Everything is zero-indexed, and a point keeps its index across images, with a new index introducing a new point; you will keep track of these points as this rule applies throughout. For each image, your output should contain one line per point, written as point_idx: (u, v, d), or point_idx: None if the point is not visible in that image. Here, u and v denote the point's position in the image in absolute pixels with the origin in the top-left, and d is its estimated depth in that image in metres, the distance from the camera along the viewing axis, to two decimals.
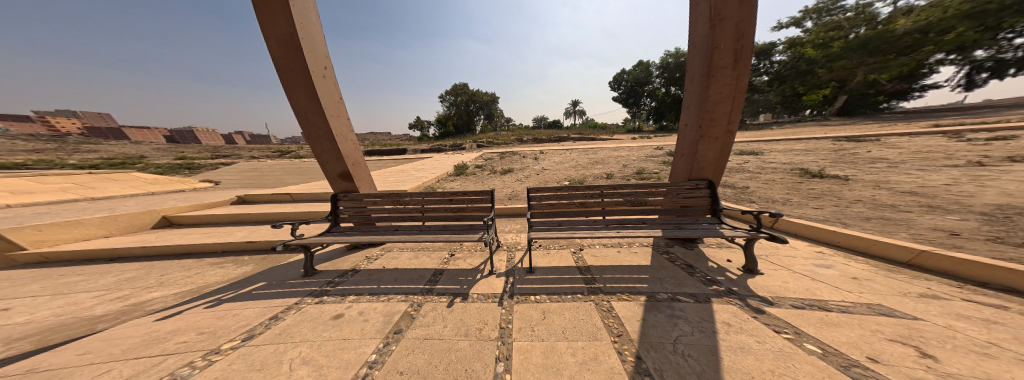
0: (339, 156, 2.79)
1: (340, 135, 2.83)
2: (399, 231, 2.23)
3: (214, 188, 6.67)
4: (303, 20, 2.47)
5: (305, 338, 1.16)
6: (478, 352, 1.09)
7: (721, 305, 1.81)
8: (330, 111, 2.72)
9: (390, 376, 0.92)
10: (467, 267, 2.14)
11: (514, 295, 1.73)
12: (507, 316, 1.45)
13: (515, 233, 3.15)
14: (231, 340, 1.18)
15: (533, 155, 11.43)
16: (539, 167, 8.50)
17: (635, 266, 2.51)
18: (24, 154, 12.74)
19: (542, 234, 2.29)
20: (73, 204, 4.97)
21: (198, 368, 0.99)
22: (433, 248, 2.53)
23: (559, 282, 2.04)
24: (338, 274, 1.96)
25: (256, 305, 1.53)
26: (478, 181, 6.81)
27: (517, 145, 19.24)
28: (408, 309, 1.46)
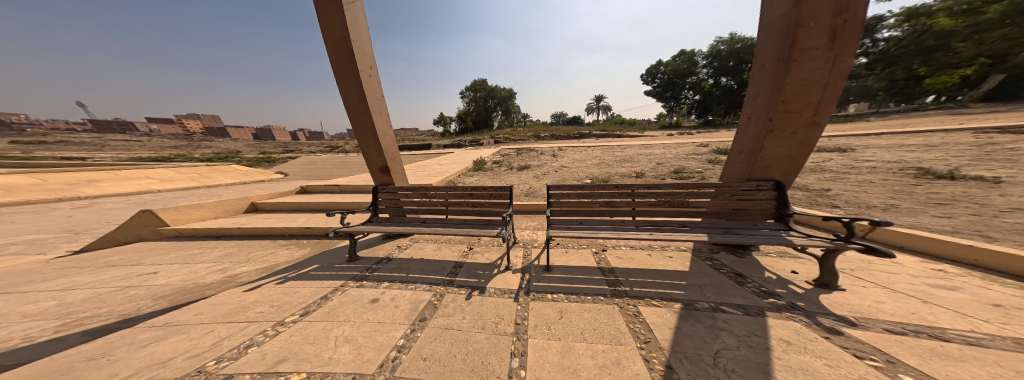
0: (379, 152, 3.08)
1: (381, 131, 3.10)
2: (425, 224, 2.41)
3: (284, 179, 8.04)
4: (355, 25, 2.72)
5: (344, 319, 1.36)
6: (493, 345, 1.14)
7: (778, 320, 1.55)
8: (374, 108, 2.99)
9: (415, 361, 1.02)
10: (484, 261, 2.22)
11: (529, 292, 1.74)
12: (523, 312, 1.48)
13: (531, 231, 3.14)
14: (294, 315, 1.45)
15: (552, 152, 11.09)
16: (557, 164, 8.21)
17: (668, 272, 2.29)
18: (169, 150, 17.19)
19: (562, 233, 2.24)
20: (195, 191, 6.52)
21: (270, 336, 1.24)
22: (454, 240, 2.69)
23: (578, 282, 1.98)
24: (375, 261, 2.22)
25: (310, 286, 1.82)
26: (496, 177, 6.89)
27: (539, 142, 18.80)
28: (432, 299, 1.58)
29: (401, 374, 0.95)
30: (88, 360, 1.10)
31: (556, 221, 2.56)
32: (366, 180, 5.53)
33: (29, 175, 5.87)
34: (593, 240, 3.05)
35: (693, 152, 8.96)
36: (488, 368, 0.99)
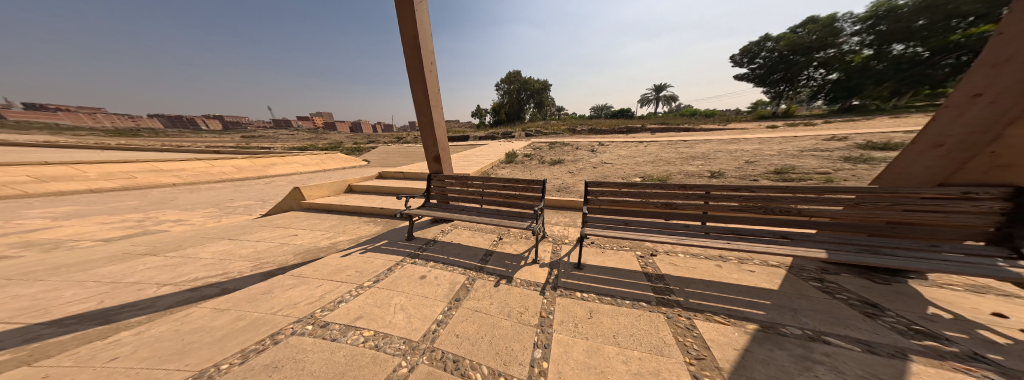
0: (434, 143, 3.44)
1: (437, 123, 3.42)
2: (465, 212, 2.69)
3: (367, 166, 10.09)
4: (424, 28, 3.00)
5: (400, 290, 1.70)
6: (517, 332, 1.24)
7: (941, 371, 1.04)
8: (433, 102, 3.31)
9: (450, 335, 1.21)
10: (511, 252, 2.33)
11: (555, 287, 1.76)
12: (549, 306, 1.51)
13: (561, 228, 3.04)
14: (369, 280, 1.89)
15: (590, 147, 10.35)
16: (598, 161, 7.59)
17: (742, 288, 1.85)
18: (302, 141, 23.67)
19: (598, 232, 2.10)
20: (315, 174, 8.92)
21: (355, 295, 1.67)
22: (488, 230, 2.90)
23: (613, 285, 1.85)
24: (425, 242, 2.60)
25: (381, 256, 2.31)
26: (531, 170, 6.88)
27: (580, 135, 17.64)
28: (465, 282, 1.78)
29: (438, 346, 1.15)
30: (263, 294, 1.74)
31: (590, 218, 2.38)
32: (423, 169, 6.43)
33: (246, 159, 9.26)
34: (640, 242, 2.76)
35: (792, 149, 6.78)
36: (512, 354, 1.08)
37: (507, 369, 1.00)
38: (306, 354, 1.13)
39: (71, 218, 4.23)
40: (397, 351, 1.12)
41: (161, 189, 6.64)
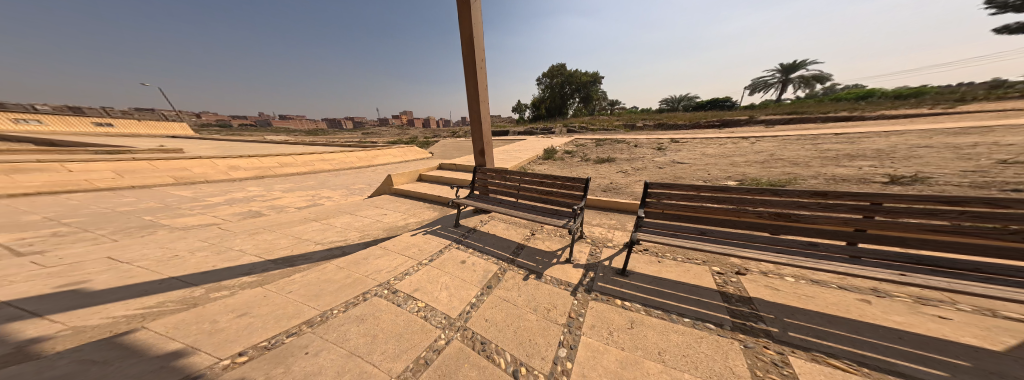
0: (481, 137, 3.65)
1: (483, 119, 3.62)
2: (501, 205, 2.83)
3: (433, 158, 11.64)
4: (478, 29, 3.16)
5: (446, 271, 1.97)
6: (542, 328, 1.27)
7: None
8: (482, 99, 3.50)
9: (479, 319, 1.36)
10: (543, 249, 2.32)
11: (593, 291, 1.68)
12: (580, 308, 1.48)
13: (610, 230, 2.82)
14: (425, 259, 2.25)
15: (650, 145, 9.18)
16: (660, 160, 6.64)
17: (912, 336, 1.25)
18: (391, 136, 29.09)
19: (652, 238, 1.90)
20: (396, 164, 10.88)
21: (413, 270, 2.03)
22: (525, 224, 2.95)
23: (670, 299, 1.63)
24: (466, 230, 2.86)
25: (435, 239, 2.69)
26: (579, 167, 6.57)
27: (635, 133, 15.76)
28: (496, 271, 1.90)
29: (471, 326, 1.31)
30: (364, 259, 2.29)
31: (643, 222, 2.17)
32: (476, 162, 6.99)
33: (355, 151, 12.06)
34: (723, 257, 2.33)
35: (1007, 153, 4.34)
36: (535, 348, 1.13)
37: (529, 360, 1.06)
38: (381, 315, 1.48)
39: (281, 189, 6.43)
40: (437, 325, 1.34)
41: (324, 167, 9.29)
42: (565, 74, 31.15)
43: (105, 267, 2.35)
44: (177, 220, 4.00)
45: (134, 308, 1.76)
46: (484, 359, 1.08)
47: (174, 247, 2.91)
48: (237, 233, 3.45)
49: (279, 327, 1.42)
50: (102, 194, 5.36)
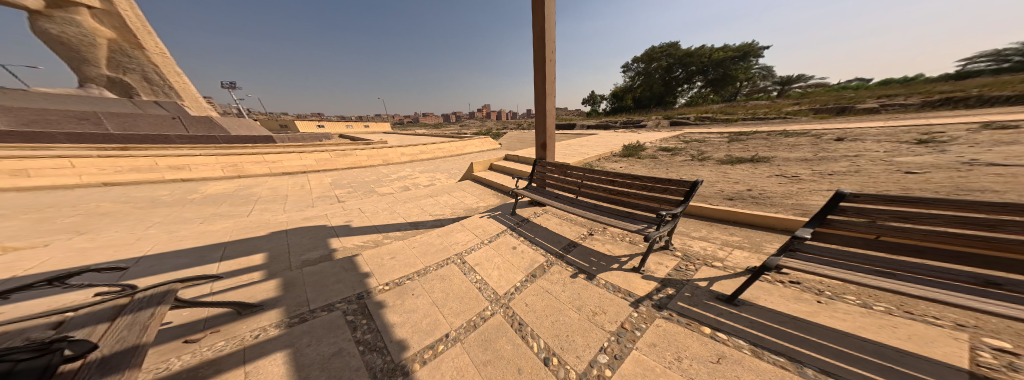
0: (542, 130, 3.67)
1: (547, 112, 3.59)
2: (558, 200, 2.81)
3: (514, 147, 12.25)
4: (551, 23, 3.12)
5: (499, 252, 2.15)
6: (582, 328, 1.25)
7: None
8: (549, 91, 3.44)
9: (520, 302, 1.46)
10: (600, 251, 2.16)
11: (666, 309, 1.43)
12: (640, 323, 1.32)
13: (735, 249, 2.19)
14: (487, 239, 2.49)
15: (826, 143, 6.47)
16: (840, 164, 4.55)
17: None
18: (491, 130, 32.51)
19: (801, 265, 1.29)
20: (485, 152, 12.14)
21: (477, 248, 2.29)
22: (584, 222, 2.81)
23: (814, 349, 1.10)
24: (517, 220, 2.98)
25: (496, 222, 2.93)
26: (694, 167, 5.42)
27: (818, 122, 11.06)
28: (543, 263, 1.93)
29: (511, 306, 1.44)
30: (453, 230, 2.70)
31: (804, 246, 1.50)
32: (571, 156, 6.73)
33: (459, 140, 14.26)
34: None
35: None
36: (572, 347, 1.11)
37: (562, 354, 1.08)
38: (453, 278, 1.81)
39: (428, 170, 8.21)
40: (486, 297, 1.54)
41: (439, 153, 11.04)
42: (679, 54, 26.14)
43: (338, 212, 3.94)
44: (383, 189, 5.84)
45: (362, 240, 2.79)
46: (521, 338, 1.17)
47: (356, 203, 4.47)
48: (397, 198, 4.75)
49: (399, 272, 1.95)
50: (365, 169, 8.42)
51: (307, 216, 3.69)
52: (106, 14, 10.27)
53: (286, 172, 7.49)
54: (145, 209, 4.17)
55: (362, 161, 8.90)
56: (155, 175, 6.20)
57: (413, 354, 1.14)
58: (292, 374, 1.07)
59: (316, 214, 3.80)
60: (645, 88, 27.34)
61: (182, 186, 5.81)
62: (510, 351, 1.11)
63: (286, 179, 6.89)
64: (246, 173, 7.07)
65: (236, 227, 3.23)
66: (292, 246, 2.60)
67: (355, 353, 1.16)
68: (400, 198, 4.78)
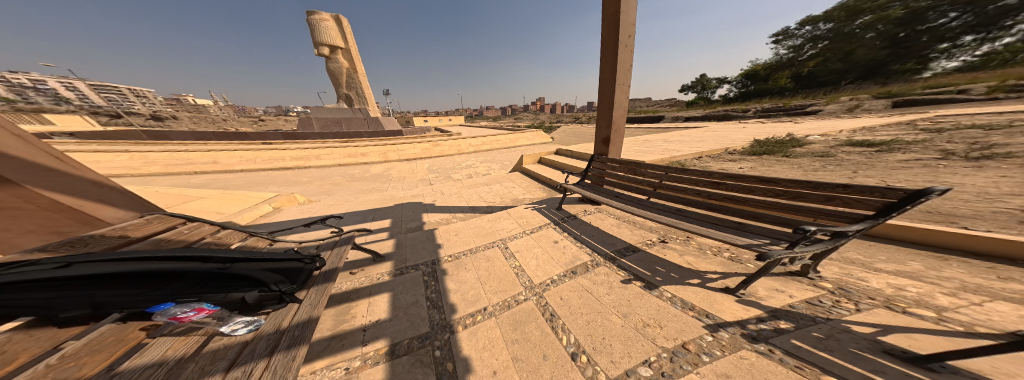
0: (607, 123, 3.38)
1: (617, 103, 3.25)
2: (617, 200, 2.53)
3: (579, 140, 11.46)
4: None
5: (539, 244, 2.14)
6: (624, 334, 1.11)
7: None
8: (619, 80, 3.13)
9: (555, 296, 1.42)
10: (671, 261, 1.78)
11: (764, 343, 1.04)
12: (713, 348, 1.03)
13: (983, 299, 1.22)
14: (530, 229, 2.51)
15: None
16: None
17: None
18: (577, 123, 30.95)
19: None
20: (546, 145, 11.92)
21: (518, 237, 2.34)
22: (655, 227, 2.40)
23: None
24: (564, 215, 2.82)
25: (538, 215, 2.88)
26: (901, 170, 3.51)
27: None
28: (588, 263, 1.79)
29: (546, 296, 1.42)
30: (501, 218, 2.83)
31: None
32: (660, 154, 5.68)
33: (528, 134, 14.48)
34: None
35: None
36: (608, 353, 1.00)
37: (595, 355, 1.00)
38: (495, 261, 1.92)
39: (491, 161, 8.78)
40: (522, 283, 1.58)
41: (496, 145, 11.70)
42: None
43: (425, 192, 4.80)
44: (457, 177, 6.66)
45: (440, 217, 3.29)
46: (551, 328, 1.16)
47: (433, 187, 5.35)
48: (461, 184, 5.30)
49: (457, 247, 2.22)
50: (454, 157, 9.70)
51: (413, 194, 4.69)
52: (346, 51, 15.41)
53: (410, 158, 9.51)
54: (348, 181, 6.44)
55: (449, 152, 10.41)
56: (356, 158, 8.98)
57: (459, 318, 1.32)
58: (391, 312, 1.44)
59: (416, 193, 4.72)
60: (837, 55, 20.31)
61: (363, 165, 8.46)
62: (539, 337, 1.12)
63: (412, 164, 8.68)
64: (392, 159, 9.37)
65: (375, 198, 4.53)
66: (402, 215, 3.40)
67: (424, 307, 1.45)
68: (465, 184, 5.29)
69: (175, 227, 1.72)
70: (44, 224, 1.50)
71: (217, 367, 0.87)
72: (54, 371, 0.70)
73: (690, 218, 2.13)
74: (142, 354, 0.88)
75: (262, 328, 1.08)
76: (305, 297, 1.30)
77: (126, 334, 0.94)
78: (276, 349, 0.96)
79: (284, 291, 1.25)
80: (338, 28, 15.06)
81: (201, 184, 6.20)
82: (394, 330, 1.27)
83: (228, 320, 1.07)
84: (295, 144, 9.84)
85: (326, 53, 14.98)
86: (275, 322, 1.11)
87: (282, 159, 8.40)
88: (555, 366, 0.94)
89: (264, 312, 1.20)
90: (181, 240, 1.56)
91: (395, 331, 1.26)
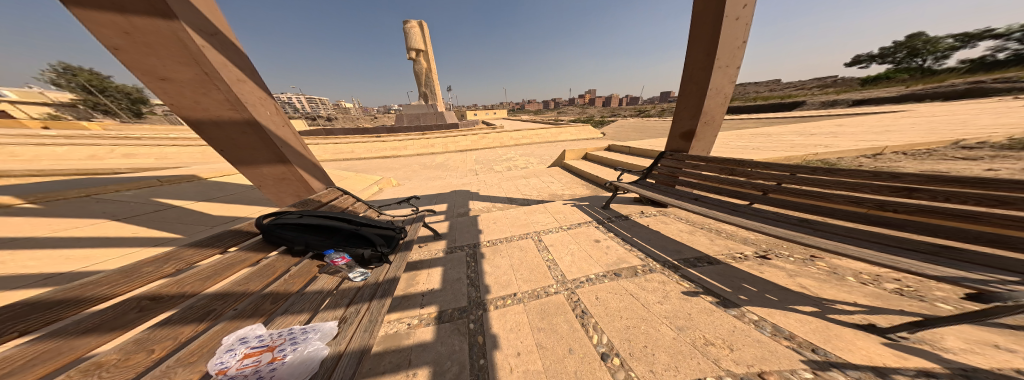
0: (693, 114, 2.82)
1: (714, 89, 2.62)
2: (693, 204, 2.12)
3: (645, 135, 9.81)
4: None
5: (576, 241, 2.05)
6: (674, 347, 1.02)
7: None
8: (718, 61, 2.47)
9: (590, 294, 1.39)
10: (773, 282, 1.46)
11: None
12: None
13: None
14: (568, 225, 2.40)
15: None
16: None
17: None
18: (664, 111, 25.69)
19: None
20: (601, 140, 10.82)
21: (554, 231, 2.29)
22: (754, 239, 2.00)
23: None
24: (614, 215, 2.61)
25: (578, 212, 2.73)
26: None
27: None
28: (639, 267, 1.66)
29: (579, 293, 1.42)
30: (540, 211, 2.82)
31: None
32: (772, 152, 4.23)
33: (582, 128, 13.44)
34: None
35: None
36: (652, 364, 0.95)
37: (630, 360, 0.97)
38: (528, 251, 1.97)
39: (537, 155, 8.72)
40: (553, 276, 1.60)
41: (536, 140, 11.70)
42: None
43: (473, 181, 5.26)
44: (499, 169, 6.97)
45: (486, 205, 3.56)
46: (582, 326, 1.17)
47: (482, 176, 5.80)
48: (502, 176, 5.51)
49: (498, 235, 2.39)
50: (503, 150, 10.10)
51: (464, 182, 5.22)
52: (425, 53, 18.46)
53: (466, 150, 10.52)
54: (420, 169, 7.76)
55: (497, 145, 11.03)
56: (427, 149, 10.70)
57: (492, 298, 1.46)
58: (442, 283, 1.69)
59: (463, 182, 5.27)
60: None
61: (430, 156, 9.98)
62: (566, 331, 1.15)
63: (466, 155, 9.61)
64: (450, 150, 10.67)
65: (437, 185, 5.32)
66: (456, 200, 3.89)
67: (465, 283, 1.66)
68: (504, 175, 5.46)
69: (339, 196, 2.57)
70: (296, 190, 2.46)
71: (343, 302, 1.27)
72: (283, 286, 1.25)
73: (837, 233, 1.44)
74: (314, 284, 1.37)
75: (369, 278, 1.50)
76: (394, 260, 1.70)
77: (311, 267, 1.48)
78: (374, 296, 1.31)
79: (381, 252, 1.67)
80: (421, 32, 18.26)
81: (338, 167, 8.80)
82: (442, 299, 1.52)
83: (352, 269, 1.55)
84: (391, 138, 12.51)
85: (414, 57, 18.54)
86: (376, 275, 1.51)
87: (380, 148, 10.87)
88: (581, 363, 0.96)
89: (371, 267, 1.65)
90: (340, 207, 2.35)
91: (442, 300, 1.51)
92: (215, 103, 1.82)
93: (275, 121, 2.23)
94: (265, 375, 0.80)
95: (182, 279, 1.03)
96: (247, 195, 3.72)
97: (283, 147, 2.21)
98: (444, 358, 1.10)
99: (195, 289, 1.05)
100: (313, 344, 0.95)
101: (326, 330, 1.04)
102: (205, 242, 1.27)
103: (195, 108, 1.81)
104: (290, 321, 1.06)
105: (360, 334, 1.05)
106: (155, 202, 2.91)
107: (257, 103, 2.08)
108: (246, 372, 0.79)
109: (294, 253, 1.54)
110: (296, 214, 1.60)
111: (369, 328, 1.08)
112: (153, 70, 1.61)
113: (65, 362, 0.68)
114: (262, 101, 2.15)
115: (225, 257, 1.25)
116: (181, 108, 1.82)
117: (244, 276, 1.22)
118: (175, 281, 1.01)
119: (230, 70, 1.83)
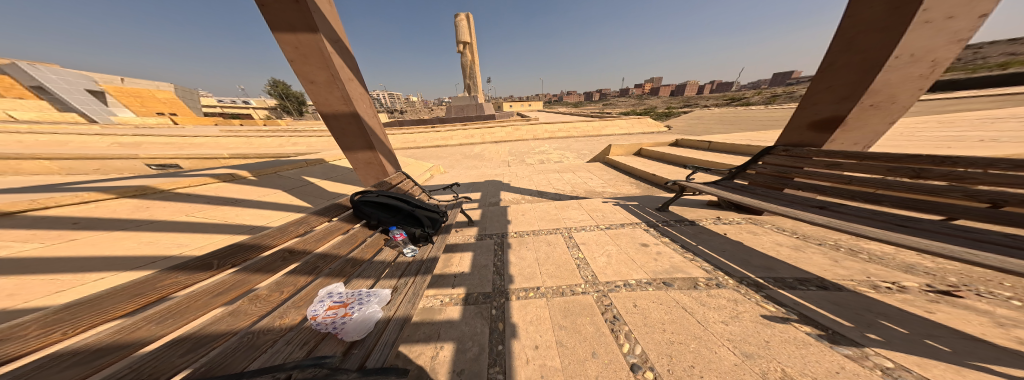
0: (845, 96, 2.06)
1: (899, 58, 1.78)
2: (814, 214, 1.58)
3: (723, 130, 7.92)
4: None
5: (613, 242, 2.01)
6: (733, 373, 0.93)
7: None
8: (923, 14, 1.59)
9: (626, 300, 1.37)
10: (949, 327, 1.08)
11: None
12: None
13: None
14: (605, 225, 2.36)
15: None
16: None
17: None
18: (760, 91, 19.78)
19: None
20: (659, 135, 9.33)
21: (588, 229, 2.28)
22: (931, 267, 1.53)
23: None
24: (674, 219, 2.40)
25: (622, 212, 2.60)
26: None
27: None
28: (700, 279, 1.54)
29: (611, 296, 1.41)
30: (574, 210, 2.71)
31: None
32: (1008, 148, 2.58)
33: (636, 119, 11.86)
34: None
35: None
36: None
37: (661, 373, 0.94)
38: (557, 246, 2.02)
39: (578, 149, 8.24)
40: (583, 277, 1.61)
41: (575, 133, 11.09)
42: None
43: (509, 172, 5.39)
44: (535, 162, 6.91)
45: (519, 197, 3.60)
46: (610, 331, 1.16)
47: (517, 168, 5.89)
48: (536, 168, 5.44)
49: (530, 227, 2.41)
50: (540, 143, 9.98)
51: (500, 172, 5.44)
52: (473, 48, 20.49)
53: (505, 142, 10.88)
54: (465, 158, 8.55)
55: (536, 137, 10.98)
56: (471, 140, 11.68)
57: (516, 288, 1.55)
58: (471, 268, 1.83)
59: (499, 172, 5.50)
60: None
61: (472, 146, 10.88)
62: (591, 333, 1.16)
63: (505, 146, 9.98)
64: (490, 141, 11.34)
65: (475, 174, 5.76)
66: (492, 190, 4.09)
67: (491, 271, 1.77)
68: (538, 168, 5.36)
69: (405, 180, 3.11)
70: (376, 171, 3.17)
71: (398, 272, 1.52)
72: (360, 252, 1.60)
73: None
74: (380, 255, 1.70)
75: (417, 254, 1.76)
76: (437, 241, 1.95)
77: (379, 240, 1.84)
78: (419, 271, 1.52)
79: (426, 233, 1.96)
80: (468, 26, 20.45)
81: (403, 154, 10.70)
82: (470, 283, 1.65)
83: (405, 246, 1.86)
84: (443, 129, 14.23)
85: (462, 50, 20.74)
86: (422, 253, 1.76)
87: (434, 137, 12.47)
88: (604, 368, 0.97)
89: (419, 245, 1.95)
90: (404, 189, 2.85)
91: (472, 282, 1.66)
92: (336, 99, 2.60)
93: (367, 112, 2.97)
94: (338, 326, 1.02)
95: (307, 238, 1.43)
96: (350, 177, 5.02)
97: (371, 133, 2.90)
98: (466, 338, 1.20)
99: (312, 246, 1.47)
100: (372, 307, 1.17)
101: (382, 296, 1.25)
102: (321, 212, 1.77)
103: (326, 104, 2.66)
104: (358, 284, 1.35)
105: (404, 303, 1.22)
106: (304, 179, 4.29)
107: (358, 96, 2.83)
108: (327, 322, 1.05)
109: (370, 226, 1.97)
110: (375, 194, 2.01)
111: (411, 299, 1.25)
112: (307, 76, 2.47)
113: (241, 290, 1.09)
114: (361, 96, 2.92)
115: (331, 224, 1.69)
116: (321, 105, 2.71)
117: (339, 242, 1.61)
118: (304, 240, 1.41)
119: (343, 71, 2.56)
